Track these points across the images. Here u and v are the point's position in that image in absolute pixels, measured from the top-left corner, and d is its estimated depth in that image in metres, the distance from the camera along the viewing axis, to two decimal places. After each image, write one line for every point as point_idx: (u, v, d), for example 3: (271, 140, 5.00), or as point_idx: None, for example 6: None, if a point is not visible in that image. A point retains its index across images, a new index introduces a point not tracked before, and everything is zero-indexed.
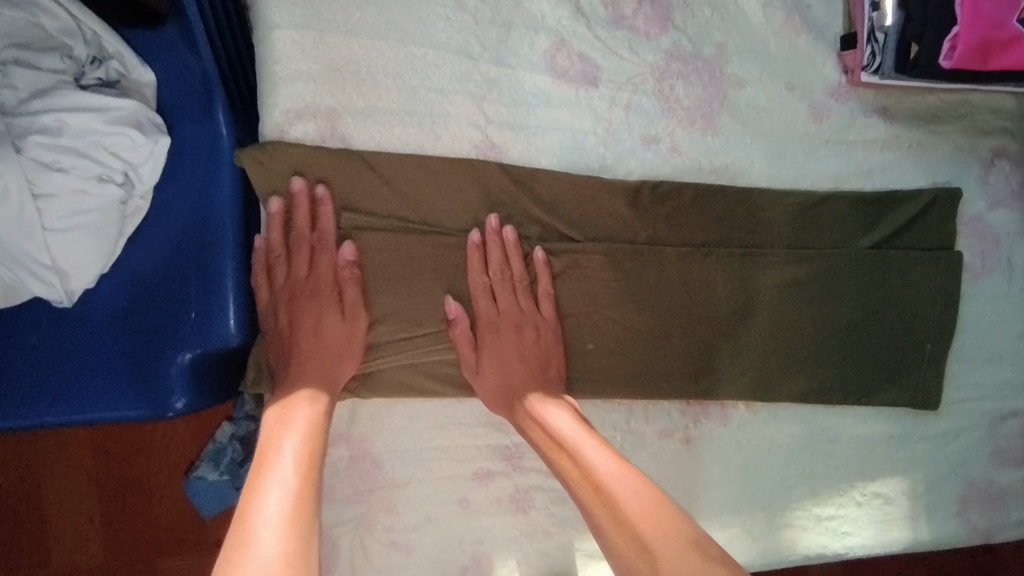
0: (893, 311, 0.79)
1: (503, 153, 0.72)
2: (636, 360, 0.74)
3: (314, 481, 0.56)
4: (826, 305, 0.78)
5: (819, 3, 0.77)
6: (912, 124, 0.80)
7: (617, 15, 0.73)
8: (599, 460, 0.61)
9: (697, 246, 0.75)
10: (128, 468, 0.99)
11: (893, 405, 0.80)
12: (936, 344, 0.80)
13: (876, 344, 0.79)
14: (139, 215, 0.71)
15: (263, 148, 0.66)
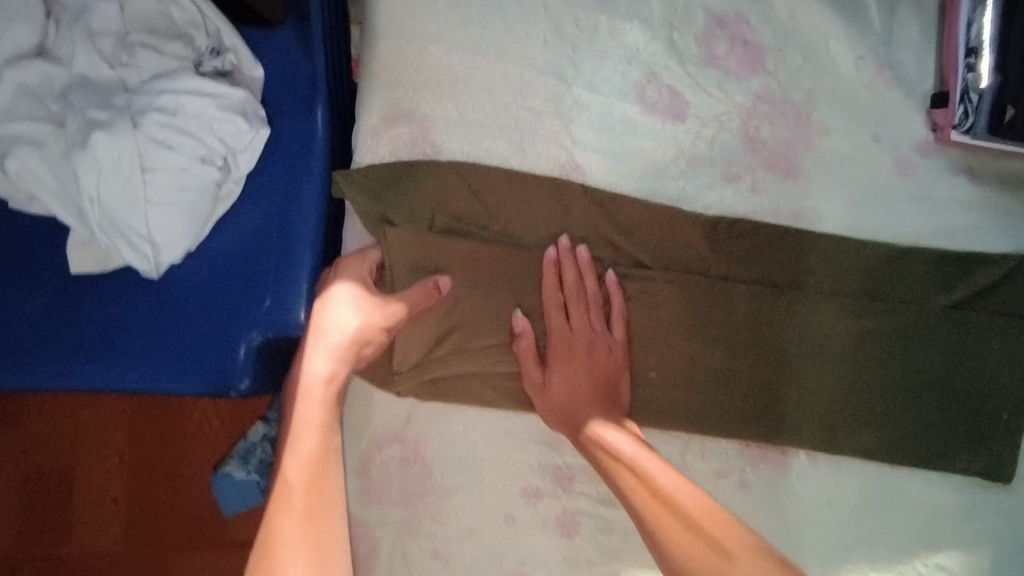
0: (970, 375, 0.76)
1: (586, 175, 0.73)
2: (697, 395, 0.73)
3: (327, 487, 0.58)
4: (899, 361, 0.76)
5: (913, 60, 0.77)
6: (1002, 188, 0.78)
7: (709, 55, 0.75)
8: (662, 476, 0.62)
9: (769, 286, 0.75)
10: (160, 456, 1.00)
11: (964, 475, 0.76)
12: (1015, 415, 0.76)
13: (950, 408, 0.76)
14: (230, 200, 0.73)
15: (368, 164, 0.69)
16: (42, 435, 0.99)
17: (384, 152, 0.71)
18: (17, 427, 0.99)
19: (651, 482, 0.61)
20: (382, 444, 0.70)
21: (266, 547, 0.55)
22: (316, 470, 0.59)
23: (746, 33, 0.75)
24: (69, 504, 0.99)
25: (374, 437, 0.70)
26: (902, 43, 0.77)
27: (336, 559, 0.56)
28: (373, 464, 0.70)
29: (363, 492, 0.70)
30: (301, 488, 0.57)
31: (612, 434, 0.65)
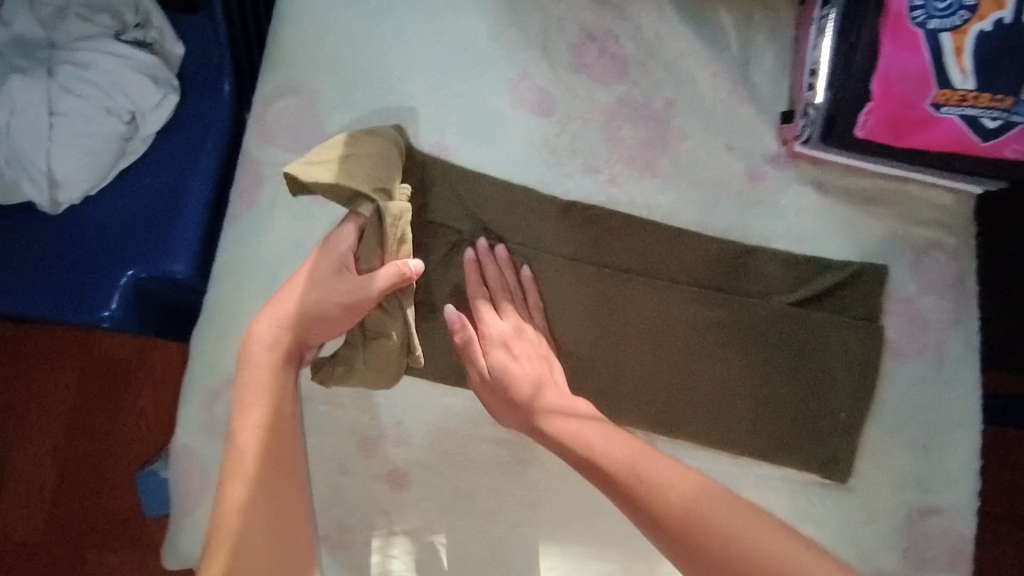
0: (806, 371, 0.81)
1: (454, 155, 0.80)
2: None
3: (274, 453, 0.66)
4: (739, 353, 0.81)
5: (766, 82, 0.85)
6: (846, 201, 0.85)
7: (578, 62, 0.82)
8: (599, 440, 0.69)
9: (624, 271, 0.80)
10: (89, 459, 1.09)
11: (799, 469, 0.80)
12: (849, 414, 0.80)
13: (787, 401, 0.81)
14: (134, 155, 0.80)
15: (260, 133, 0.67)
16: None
17: (271, 120, 0.78)
18: None
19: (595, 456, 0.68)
20: (231, 382, 0.74)
21: (219, 528, 0.63)
22: (265, 434, 0.66)
23: (613, 45, 0.83)
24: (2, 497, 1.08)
25: (224, 375, 0.74)
26: (757, 67, 0.85)
27: (296, 502, 0.66)
28: (220, 401, 0.74)
29: (205, 427, 0.74)
30: (252, 431, 0.66)
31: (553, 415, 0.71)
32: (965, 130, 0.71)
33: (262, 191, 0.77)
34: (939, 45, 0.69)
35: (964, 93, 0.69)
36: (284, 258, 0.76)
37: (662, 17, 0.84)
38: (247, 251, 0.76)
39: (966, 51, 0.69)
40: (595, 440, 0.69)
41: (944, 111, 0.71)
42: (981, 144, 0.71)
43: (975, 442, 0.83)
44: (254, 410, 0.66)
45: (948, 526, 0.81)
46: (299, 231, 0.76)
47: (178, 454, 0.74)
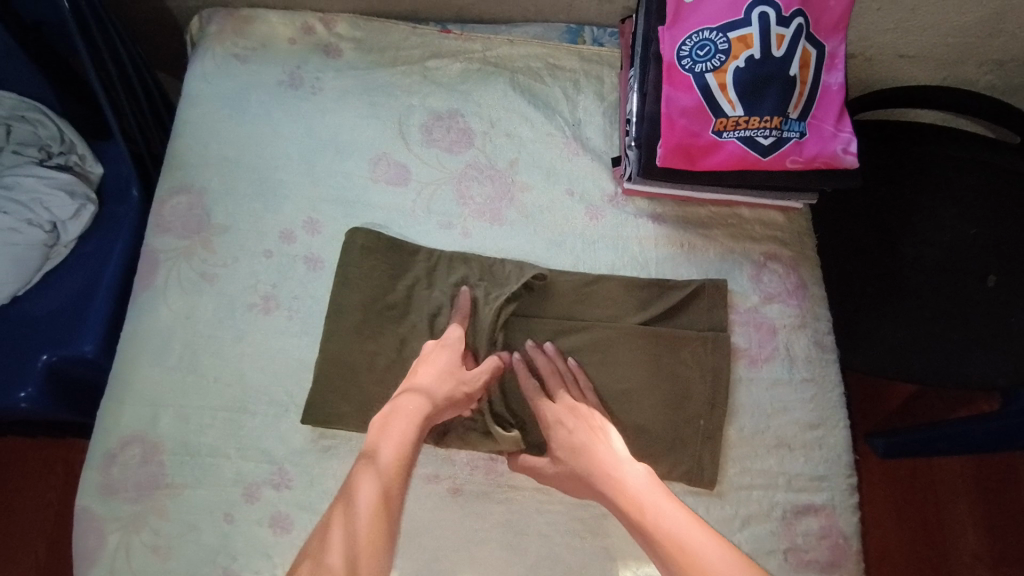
0: (665, 384, 0.84)
1: (323, 226, 0.92)
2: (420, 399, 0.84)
3: (386, 508, 0.70)
4: (597, 372, 0.85)
5: (597, 136, 0.99)
6: (681, 226, 0.94)
7: (429, 138, 0.97)
8: (664, 509, 0.71)
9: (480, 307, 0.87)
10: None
11: (665, 479, 0.81)
12: (709, 421, 0.82)
13: (650, 414, 0.83)
14: (58, 258, 0.94)
15: (362, 242, 0.88)
16: None
17: (167, 214, 0.91)
18: None
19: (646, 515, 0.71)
20: (125, 444, 0.81)
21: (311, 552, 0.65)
22: (384, 490, 0.70)
23: (459, 121, 0.98)
24: None
25: (119, 437, 0.81)
26: (587, 125, 1.00)
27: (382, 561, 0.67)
28: (116, 462, 0.81)
29: (102, 488, 0.80)
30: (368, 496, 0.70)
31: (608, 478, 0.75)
32: (746, 149, 0.82)
33: (156, 273, 0.88)
34: (707, 84, 0.82)
35: (736, 119, 0.82)
36: (175, 327, 0.86)
37: (500, 95, 1.00)
38: (142, 325, 0.86)
39: (729, 85, 0.82)
40: (645, 501, 0.72)
41: (725, 136, 0.82)
42: (764, 159, 0.82)
43: (841, 439, 0.83)
44: (376, 468, 0.72)
45: (827, 525, 0.79)
46: (188, 303, 0.88)
47: (78, 517, 0.79)
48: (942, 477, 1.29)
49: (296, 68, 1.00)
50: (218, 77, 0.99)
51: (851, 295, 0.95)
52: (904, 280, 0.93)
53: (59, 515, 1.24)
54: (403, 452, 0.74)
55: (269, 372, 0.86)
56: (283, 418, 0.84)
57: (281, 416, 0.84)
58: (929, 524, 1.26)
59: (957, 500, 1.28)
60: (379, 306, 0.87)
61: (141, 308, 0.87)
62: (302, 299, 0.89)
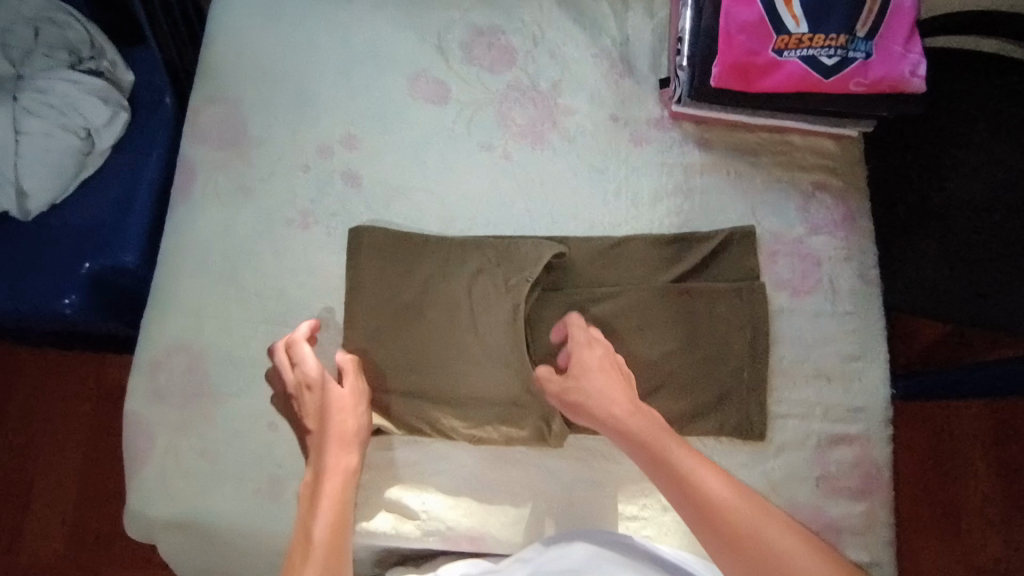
0: (703, 342, 0.83)
1: (360, 143, 0.90)
2: (454, 380, 0.81)
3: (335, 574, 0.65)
4: (636, 337, 0.83)
5: (645, 56, 0.95)
6: (729, 154, 0.91)
7: (469, 55, 0.94)
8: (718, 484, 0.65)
9: (498, 292, 0.83)
10: (101, 489, 1.24)
11: (717, 435, 0.81)
12: (753, 372, 0.82)
13: (693, 374, 0.82)
14: (94, 167, 0.92)
15: (375, 236, 0.85)
16: (15, 467, 1.25)
17: (202, 126, 0.90)
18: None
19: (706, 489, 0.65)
20: (172, 353, 0.83)
21: None
22: (334, 552, 0.67)
23: (501, 38, 0.94)
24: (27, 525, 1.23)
25: (166, 346, 0.83)
26: (635, 44, 0.95)
27: None
28: (162, 370, 0.83)
29: (150, 394, 0.82)
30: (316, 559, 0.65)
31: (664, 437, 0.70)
32: (808, 69, 0.78)
33: (194, 186, 0.88)
34: None
35: (799, 36, 0.78)
36: (215, 241, 0.87)
37: (544, 12, 0.96)
38: (182, 238, 0.87)
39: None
40: (708, 479, 0.66)
41: (786, 55, 0.78)
42: (826, 80, 0.78)
43: (881, 372, 0.83)
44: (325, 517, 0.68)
45: (861, 455, 0.80)
46: (226, 217, 0.87)
47: (128, 421, 0.82)
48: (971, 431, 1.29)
49: None
50: None
51: (895, 233, 0.89)
52: (948, 218, 0.88)
53: (98, 427, 1.27)
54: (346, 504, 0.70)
55: (308, 287, 0.86)
56: (323, 334, 0.85)
57: (321, 330, 0.85)
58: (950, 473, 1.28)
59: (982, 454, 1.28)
60: (397, 289, 0.84)
61: (181, 222, 0.87)
62: (340, 217, 0.88)
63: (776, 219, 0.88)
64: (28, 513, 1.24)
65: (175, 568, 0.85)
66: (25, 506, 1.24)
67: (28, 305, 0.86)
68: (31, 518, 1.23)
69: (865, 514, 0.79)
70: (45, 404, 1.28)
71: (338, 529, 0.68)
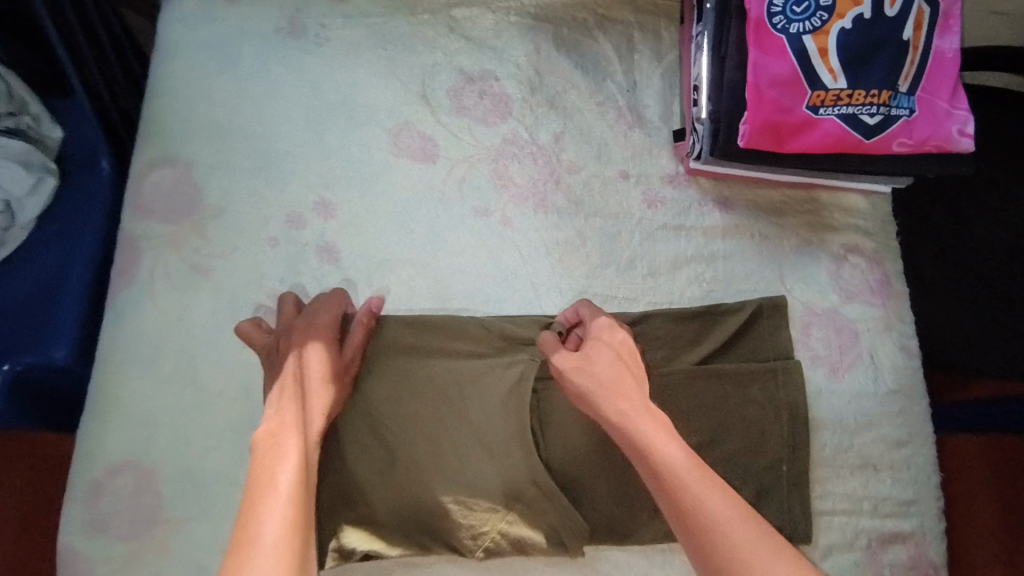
0: (736, 433, 0.73)
1: (337, 210, 0.78)
2: (455, 492, 0.69)
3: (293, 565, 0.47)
4: None
5: (654, 105, 0.86)
6: (751, 214, 0.82)
7: (459, 105, 0.83)
8: (721, 506, 0.53)
9: (499, 379, 0.72)
10: None
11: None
12: (792, 465, 0.73)
13: (728, 470, 0.72)
14: (13, 245, 0.77)
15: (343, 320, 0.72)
16: None
17: (146, 192, 0.76)
18: None
19: (708, 509, 0.52)
20: (114, 471, 0.69)
21: None
22: (292, 524, 0.50)
23: (493, 85, 0.84)
24: None
25: (108, 463, 0.69)
26: (642, 92, 0.86)
27: None
28: (103, 494, 0.68)
29: (88, 524, 0.68)
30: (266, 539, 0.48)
31: (662, 435, 0.57)
32: (847, 128, 0.70)
33: (139, 266, 0.74)
34: (804, 47, 0.69)
35: (837, 92, 0.69)
36: (166, 331, 0.73)
37: (541, 53, 0.85)
38: (125, 328, 0.73)
39: (831, 50, 0.69)
40: (707, 491, 0.54)
41: (822, 112, 0.70)
42: (867, 141, 0.70)
43: (930, 457, 0.75)
44: (279, 482, 0.52)
45: (916, 555, 0.72)
46: (179, 303, 0.74)
47: (61, 558, 0.67)
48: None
49: (297, 14, 0.84)
50: (203, 22, 0.82)
51: (923, 283, 0.84)
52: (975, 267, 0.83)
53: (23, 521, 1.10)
54: (308, 477, 0.54)
55: None
56: None
57: None
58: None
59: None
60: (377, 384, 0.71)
61: (123, 310, 0.73)
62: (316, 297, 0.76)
63: (807, 287, 0.79)
64: None
65: None
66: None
67: None
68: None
69: None
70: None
71: (296, 516, 0.50)
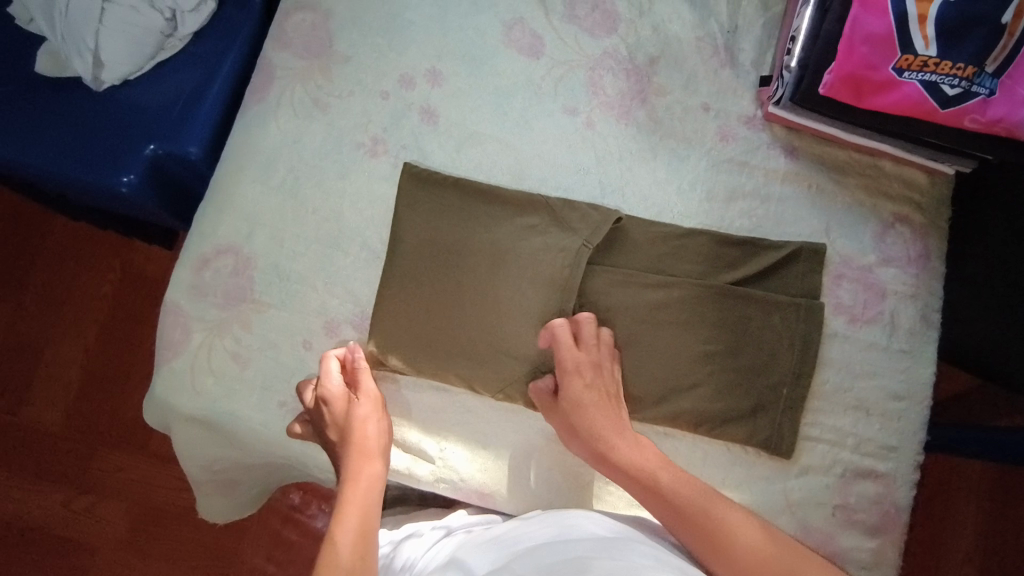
0: (749, 351, 0.81)
1: (444, 81, 0.88)
2: (493, 334, 0.81)
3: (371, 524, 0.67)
4: (682, 329, 0.81)
5: (750, 51, 0.91)
6: (815, 167, 0.88)
7: (571, 13, 0.90)
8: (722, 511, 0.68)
9: (549, 252, 0.82)
10: (110, 367, 1.25)
11: (744, 444, 0.81)
12: (793, 390, 0.81)
13: (731, 380, 0.81)
14: (171, 51, 0.90)
15: (427, 171, 0.84)
16: (34, 330, 1.26)
17: (289, 30, 0.88)
18: (18, 318, 1.27)
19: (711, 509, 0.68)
20: (221, 252, 0.82)
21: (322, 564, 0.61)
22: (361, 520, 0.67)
23: (606, 1, 0.91)
24: (35, 384, 1.25)
25: (216, 244, 0.82)
26: (742, 36, 0.92)
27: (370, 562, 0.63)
28: (209, 267, 0.82)
29: (192, 287, 0.81)
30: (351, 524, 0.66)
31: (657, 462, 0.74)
32: (925, 94, 0.75)
33: (271, 89, 0.86)
34: (905, 11, 0.74)
35: (925, 59, 0.74)
36: (282, 149, 0.85)
37: None
38: (251, 139, 0.85)
39: (929, 19, 0.74)
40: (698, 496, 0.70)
41: (906, 76, 0.75)
42: (940, 110, 0.75)
43: (921, 416, 0.82)
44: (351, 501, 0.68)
45: (883, 493, 0.80)
46: (298, 128, 0.85)
47: (166, 309, 0.81)
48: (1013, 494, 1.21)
49: None
50: None
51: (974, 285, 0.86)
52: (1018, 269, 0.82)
53: (114, 307, 1.27)
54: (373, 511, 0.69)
55: (367, 216, 0.85)
56: (373, 265, 0.84)
57: (372, 262, 0.84)
58: (975, 533, 1.21)
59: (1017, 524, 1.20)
60: (450, 232, 0.83)
61: (251, 124, 0.86)
62: (411, 152, 0.86)
63: (849, 242, 0.85)
64: (36, 372, 1.25)
65: (184, 463, 0.85)
66: (35, 371, 1.25)
67: (88, 174, 0.86)
68: (40, 383, 1.25)
69: (875, 550, 0.79)
70: (68, 278, 1.27)
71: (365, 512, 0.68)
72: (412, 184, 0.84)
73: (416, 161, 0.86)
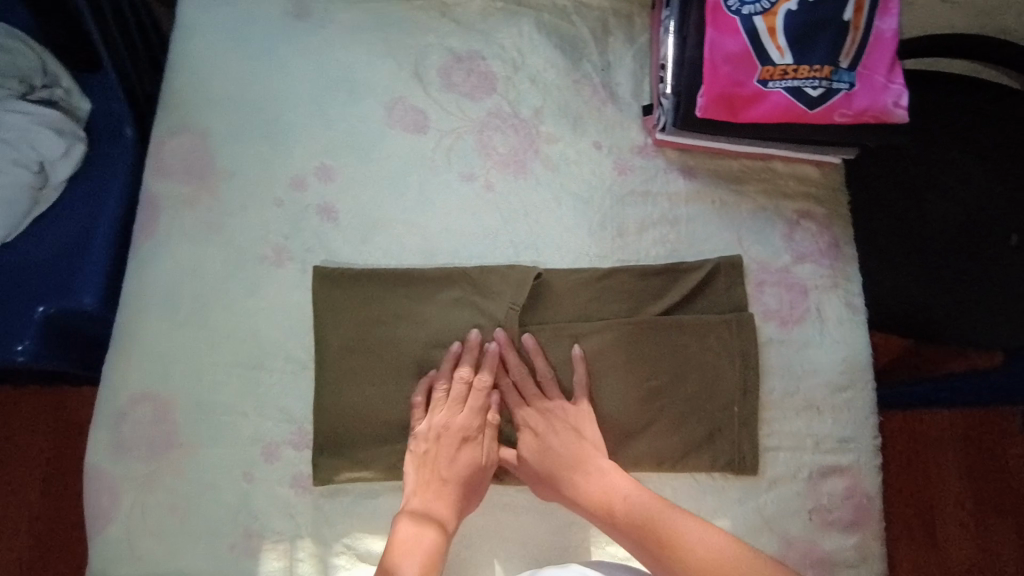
0: (692, 377, 0.82)
1: (336, 175, 0.87)
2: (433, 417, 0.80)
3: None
4: (624, 371, 0.81)
5: (627, 83, 0.94)
6: (713, 182, 0.90)
7: (448, 82, 0.91)
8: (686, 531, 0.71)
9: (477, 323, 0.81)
10: (51, 532, 1.16)
11: (709, 470, 0.80)
12: (743, 405, 0.81)
13: (681, 411, 0.81)
14: (47, 203, 0.87)
15: (336, 269, 0.82)
16: None
17: (166, 157, 0.85)
18: None
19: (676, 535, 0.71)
20: (136, 401, 0.78)
21: None
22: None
23: (480, 64, 0.92)
24: None
25: (131, 395, 0.78)
26: (616, 72, 0.94)
27: None
28: (126, 420, 0.77)
29: (112, 446, 0.77)
30: None
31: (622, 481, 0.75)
32: (792, 100, 0.78)
33: (159, 220, 0.83)
34: (754, 27, 0.77)
35: (784, 67, 0.77)
36: (182, 280, 0.82)
37: (524, 37, 0.94)
38: (146, 276, 0.82)
39: (778, 30, 0.77)
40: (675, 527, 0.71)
41: (771, 86, 0.78)
42: (810, 111, 0.78)
43: (868, 401, 0.83)
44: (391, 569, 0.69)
45: (852, 485, 0.81)
46: (195, 255, 0.83)
47: (88, 476, 0.76)
48: (979, 433, 1.25)
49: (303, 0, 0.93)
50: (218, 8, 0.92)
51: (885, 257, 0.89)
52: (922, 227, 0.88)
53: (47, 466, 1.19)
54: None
55: (284, 328, 0.82)
56: (301, 376, 0.81)
57: (298, 373, 0.81)
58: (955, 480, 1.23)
59: (992, 460, 1.24)
60: (375, 324, 0.81)
61: (144, 261, 0.82)
62: (316, 253, 0.84)
63: (762, 247, 0.87)
64: None
65: None
66: None
67: None
68: None
69: (858, 545, 0.79)
70: None
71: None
72: (327, 285, 0.82)
73: (324, 260, 0.84)
